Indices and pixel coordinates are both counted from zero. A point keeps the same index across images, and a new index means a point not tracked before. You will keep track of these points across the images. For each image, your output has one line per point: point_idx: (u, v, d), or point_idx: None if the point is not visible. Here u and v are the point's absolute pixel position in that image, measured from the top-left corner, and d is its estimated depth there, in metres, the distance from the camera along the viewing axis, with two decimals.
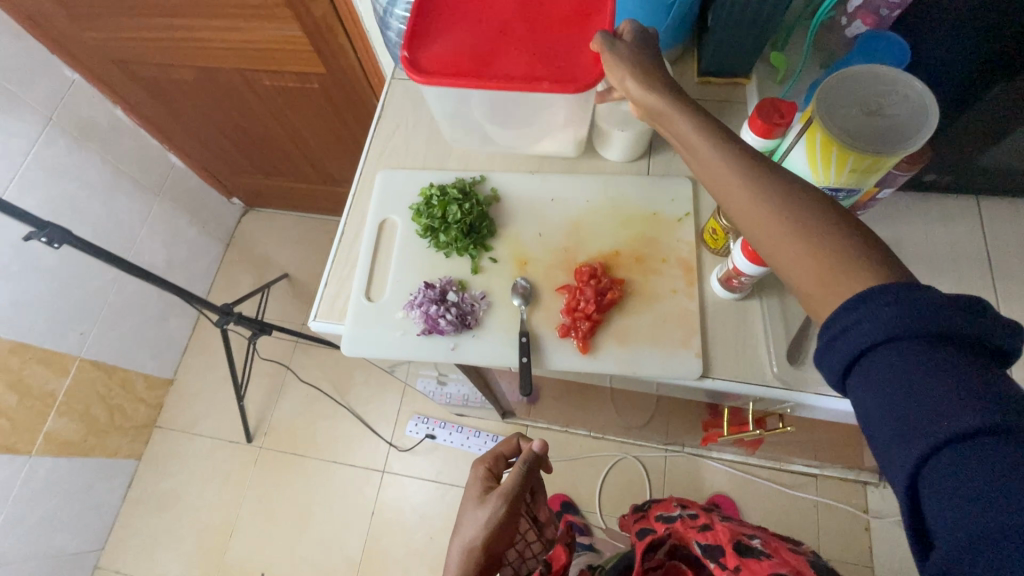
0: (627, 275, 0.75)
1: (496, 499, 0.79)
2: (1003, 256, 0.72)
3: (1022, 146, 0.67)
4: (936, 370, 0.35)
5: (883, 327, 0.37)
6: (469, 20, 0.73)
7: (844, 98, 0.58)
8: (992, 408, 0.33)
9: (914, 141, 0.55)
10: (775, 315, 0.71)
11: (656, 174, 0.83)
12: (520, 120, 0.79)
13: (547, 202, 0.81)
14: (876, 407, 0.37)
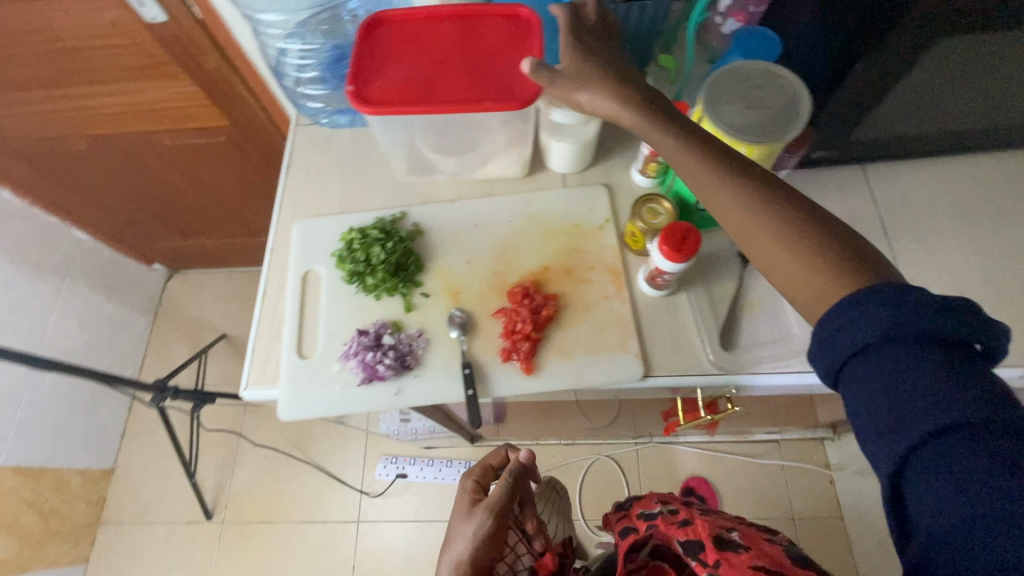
0: (559, 289, 0.76)
1: (482, 511, 0.77)
2: (892, 217, 0.79)
3: (892, 118, 0.73)
4: (924, 370, 0.37)
5: (873, 330, 0.39)
6: (403, 48, 0.70)
7: (728, 91, 0.62)
8: (973, 408, 0.35)
9: (792, 127, 0.59)
10: (702, 305, 0.74)
11: (572, 186, 0.84)
12: (463, 145, 0.80)
13: (471, 228, 0.81)
14: (862, 406, 0.39)
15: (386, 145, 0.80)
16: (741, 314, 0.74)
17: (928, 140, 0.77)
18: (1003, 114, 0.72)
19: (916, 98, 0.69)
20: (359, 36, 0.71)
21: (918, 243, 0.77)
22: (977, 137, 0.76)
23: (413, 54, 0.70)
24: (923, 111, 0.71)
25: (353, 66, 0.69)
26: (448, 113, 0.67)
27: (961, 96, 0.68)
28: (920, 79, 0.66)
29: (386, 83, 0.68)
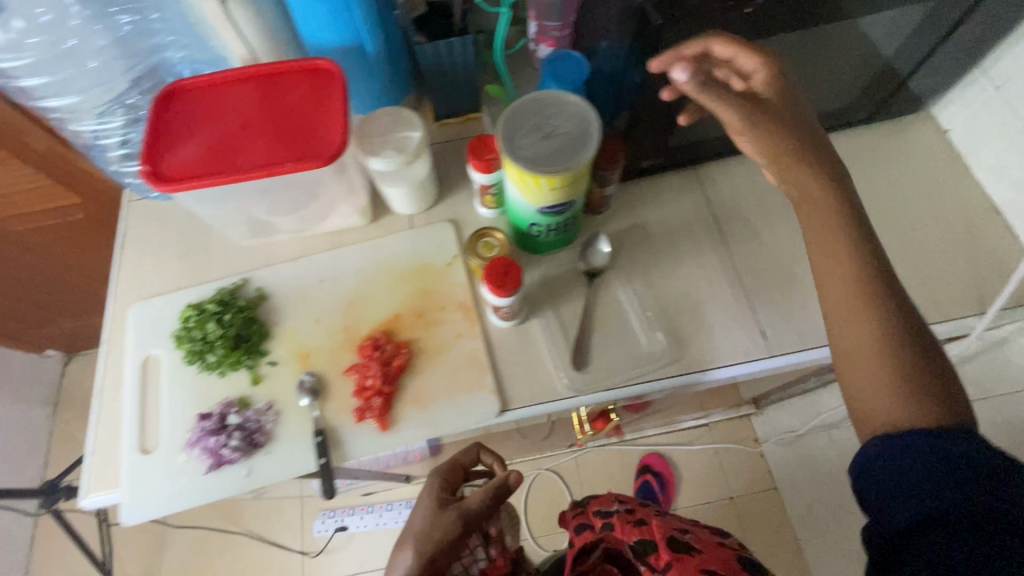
0: (411, 335, 0.75)
1: (451, 519, 0.68)
2: (727, 214, 0.81)
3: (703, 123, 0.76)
4: (971, 483, 0.43)
5: (928, 454, 0.45)
6: (200, 115, 0.68)
7: (524, 120, 0.62)
8: (994, 528, 0.41)
9: (574, 155, 0.59)
10: (553, 330, 0.74)
11: (418, 226, 0.83)
12: (293, 203, 0.77)
13: (317, 284, 0.78)
14: (907, 483, 0.45)
15: (212, 214, 0.77)
16: (593, 332, 0.74)
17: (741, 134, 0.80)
18: (789, 100, 0.77)
19: (709, 101, 0.71)
20: (154, 107, 0.68)
21: (752, 235, 0.80)
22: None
23: (211, 120, 0.67)
24: (721, 110, 0.74)
25: (147, 141, 0.66)
26: (252, 180, 0.65)
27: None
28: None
29: (183, 156, 0.65)
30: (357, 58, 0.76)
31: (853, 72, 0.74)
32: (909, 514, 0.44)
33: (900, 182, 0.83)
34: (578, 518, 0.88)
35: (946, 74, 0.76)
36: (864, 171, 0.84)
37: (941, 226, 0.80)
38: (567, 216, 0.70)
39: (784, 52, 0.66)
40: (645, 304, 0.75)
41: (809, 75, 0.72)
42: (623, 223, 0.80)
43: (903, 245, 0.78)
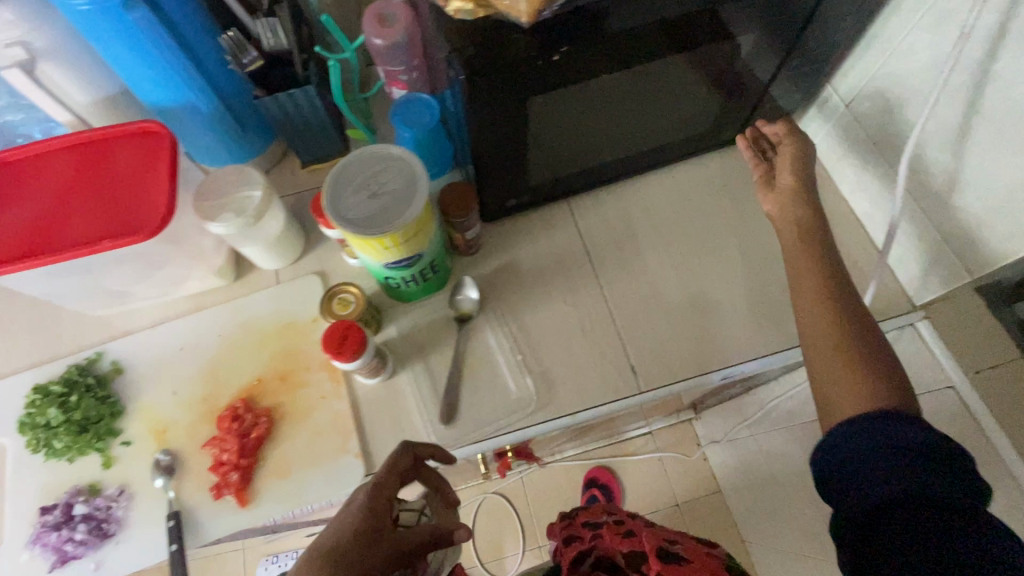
0: (274, 400, 0.72)
1: (385, 553, 0.47)
2: (599, 246, 0.80)
3: (556, 163, 0.74)
4: (926, 465, 0.44)
5: (905, 442, 0.45)
6: (17, 193, 0.64)
7: (352, 174, 0.59)
8: (944, 503, 0.42)
9: (394, 223, 0.57)
10: (422, 382, 0.72)
11: (286, 281, 0.79)
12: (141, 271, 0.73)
13: (177, 352, 0.75)
14: (860, 462, 0.47)
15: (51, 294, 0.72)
16: (463, 382, 0.72)
17: (602, 161, 0.78)
18: (647, 124, 0.75)
19: (558, 134, 0.69)
20: None
21: (621, 268, 0.79)
22: (640, 147, 0.78)
23: (29, 198, 0.63)
24: (575, 141, 0.72)
25: None
26: (70, 261, 0.61)
27: (596, 120, 0.69)
28: (548, 120, 0.65)
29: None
30: (195, 116, 0.72)
31: (707, 97, 0.73)
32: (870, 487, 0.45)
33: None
34: (566, 532, 0.76)
35: (801, 92, 0.76)
36: (735, 190, 0.83)
37: None
38: (418, 268, 0.67)
39: (624, 84, 0.64)
40: (515, 346, 0.74)
41: (659, 101, 0.70)
42: (494, 264, 0.79)
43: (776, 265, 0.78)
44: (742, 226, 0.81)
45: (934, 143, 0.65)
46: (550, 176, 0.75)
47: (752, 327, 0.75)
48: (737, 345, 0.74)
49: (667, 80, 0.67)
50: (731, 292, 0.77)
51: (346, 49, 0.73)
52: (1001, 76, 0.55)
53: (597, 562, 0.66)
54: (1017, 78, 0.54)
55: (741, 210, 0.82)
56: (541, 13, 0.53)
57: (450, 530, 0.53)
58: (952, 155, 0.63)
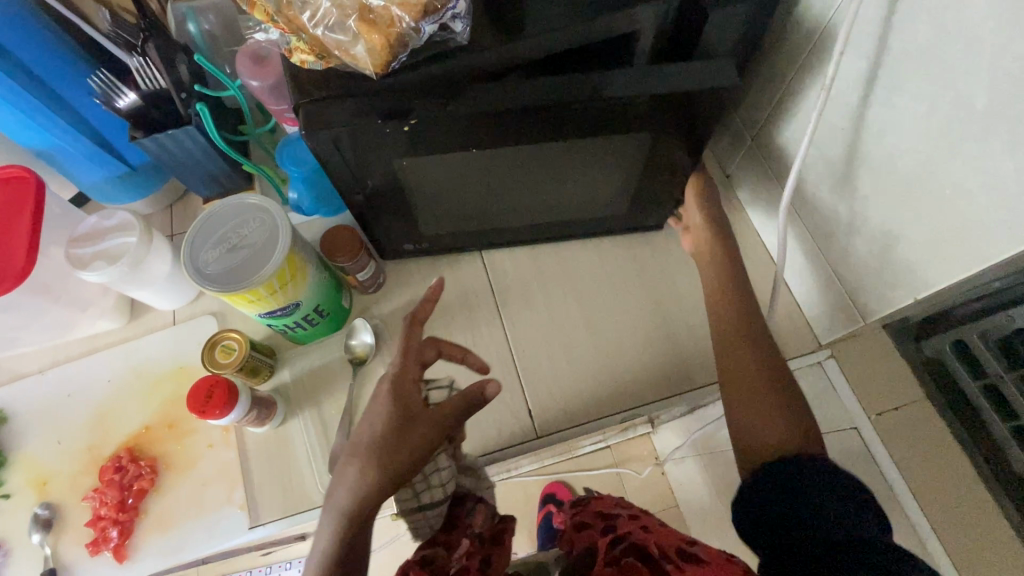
0: (160, 449, 0.70)
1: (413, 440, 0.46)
2: (505, 283, 0.78)
3: (455, 221, 0.70)
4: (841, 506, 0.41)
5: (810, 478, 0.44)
6: None
7: (216, 230, 0.58)
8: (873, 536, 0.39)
9: (252, 277, 0.55)
10: (314, 430, 0.70)
11: (181, 321, 0.77)
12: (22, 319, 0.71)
13: (64, 399, 0.73)
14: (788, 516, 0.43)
15: None
16: None
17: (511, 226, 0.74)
18: (556, 203, 0.69)
19: (440, 196, 0.65)
20: None
21: (527, 306, 0.77)
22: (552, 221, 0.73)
23: None
24: (478, 207, 0.68)
25: None
26: None
27: (489, 190, 0.65)
28: (429, 180, 0.61)
29: None
30: (70, 155, 0.70)
31: (620, 189, 0.68)
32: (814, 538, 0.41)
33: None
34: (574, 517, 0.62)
35: None
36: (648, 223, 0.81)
37: None
38: (296, 316, 0.65)
39: (513, 164, 0.59)
40: None
41: (563, 183, 0.65)
42: (396, 303, 0.77)
43: (683, 303, 0.76)
44: (654, 262, 0.79)
45: (826, 187, 0.64)
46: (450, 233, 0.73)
47: (654, 369, 0.74)
48: (640, 387, 0.73)
49: (568, 166, 0.61)
50: (636, 331, 0.75)
51: (229, 87, 0.70)
52: (874, 125, 0.54)
53: (629, 547, 0.51)
54: (889, 129, 0.52)
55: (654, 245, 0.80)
56: (390, 64, 0.50)
57: (480, 387, 0.49)
58: (840, 200, 0.62)
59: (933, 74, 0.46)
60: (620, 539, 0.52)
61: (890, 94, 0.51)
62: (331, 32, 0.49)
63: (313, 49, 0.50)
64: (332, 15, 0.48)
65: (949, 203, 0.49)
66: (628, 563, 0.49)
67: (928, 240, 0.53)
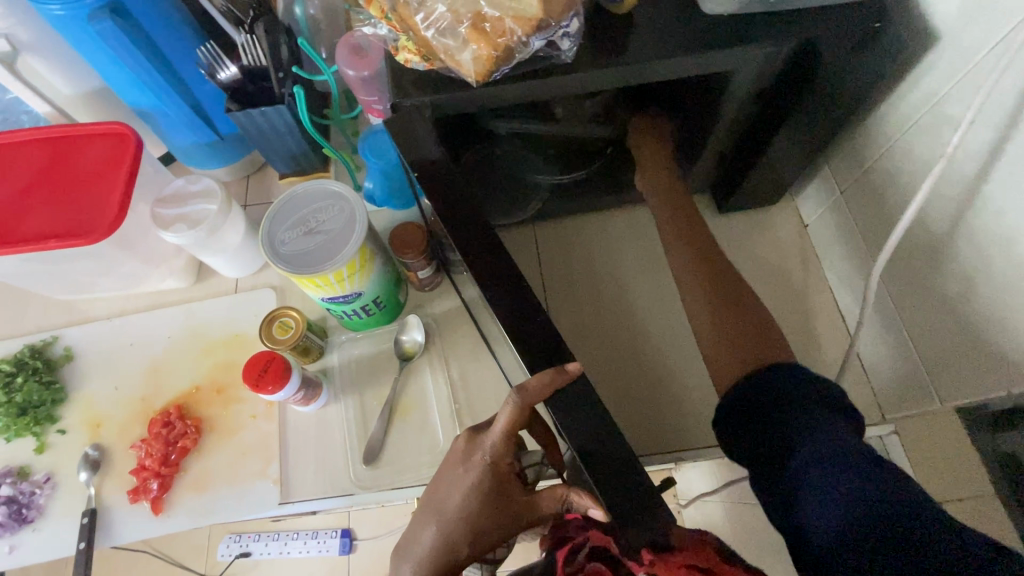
0: (206, 411, 0.72)
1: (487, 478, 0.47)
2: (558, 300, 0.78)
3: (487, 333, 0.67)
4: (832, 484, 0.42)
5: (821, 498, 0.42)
6: None
7: (295, 211, 0.59)
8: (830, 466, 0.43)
9: (325, 264, 0.56)
10: (354, 418, 0.71)
11: (244, 290, 0.79)
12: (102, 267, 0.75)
13: (126, 347, 0.76)
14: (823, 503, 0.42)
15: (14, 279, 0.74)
16: (392, 426, 0.70)
17: (583, 313, 0.78)
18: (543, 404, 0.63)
19: (483, 311, 0.65)
20: None
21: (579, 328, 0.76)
22: (612, 373, 0.74)
23: None
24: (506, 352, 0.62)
25: None
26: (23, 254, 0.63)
27: (510, 368, 0.62)
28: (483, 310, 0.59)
29: None
30: (168, 117, 0.73)
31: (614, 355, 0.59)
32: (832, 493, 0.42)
33: (753, 284, 0.78)
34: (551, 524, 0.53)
35: (794, 172, 0.71)
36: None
37: (783, 329, 0.75)
38: (355, 305, 0.65)
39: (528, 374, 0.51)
40: (454, 393, 0.72)
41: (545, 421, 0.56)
42: (450, 305, 0.77)
43: None
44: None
45: (920, 254, 0.60)
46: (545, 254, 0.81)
47: (702, 412, 0.71)
48: (682, 433, 0.70)
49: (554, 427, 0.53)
50: (688, 371, 0.73)
51: (324, 72, 0.72)
52: (989, 201, 0.50)
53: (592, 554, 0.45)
54: (1008, 206, 0.49)
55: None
56: (491, 74, 0.51)
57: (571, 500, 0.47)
58: (936, 270, 0.58)
59: None
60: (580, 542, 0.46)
61: (1016, 170, 0.47)
62: (441, 36, 0.49)
63: (419, 50, 0.51)
64: (445, 19, 0.48)
65: None
66: (593, 569, 0.44)
67: None
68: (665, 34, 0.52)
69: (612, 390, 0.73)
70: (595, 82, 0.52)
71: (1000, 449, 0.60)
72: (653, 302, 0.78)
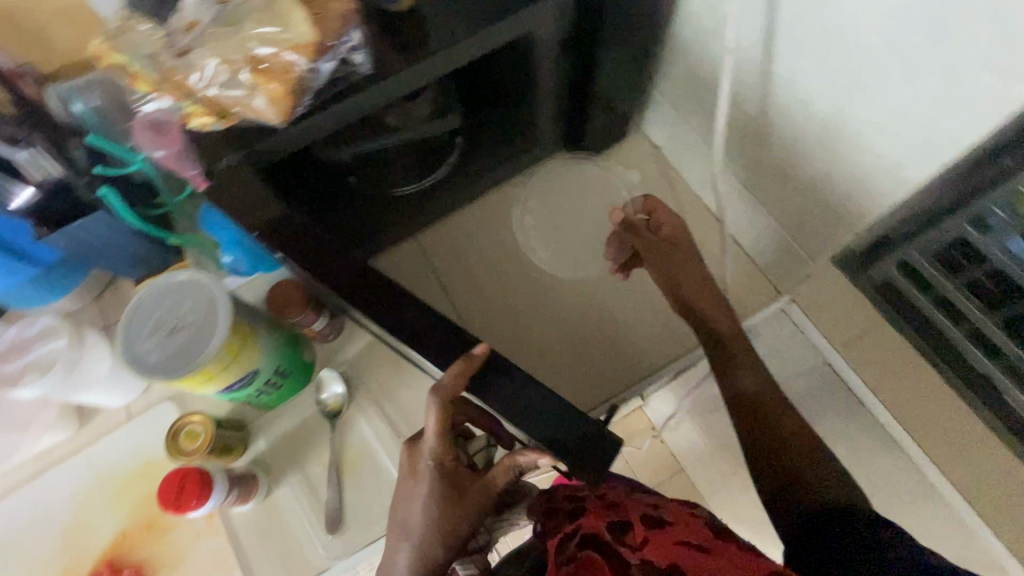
0: (143, 553, 0.66)
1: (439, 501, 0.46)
2: (460, 295, 0.81)
3: None
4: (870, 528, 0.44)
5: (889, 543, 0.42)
6: None
7: (146, 317, 0.54)
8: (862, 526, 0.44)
9: (204, 356, 0.52)
10: (302, 492, 0.68)
11: (136, 413, 0.72)
12: None
13: (24, 527, 0.67)
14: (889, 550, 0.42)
15: None
16: (345, 485, 0.68)
17: (489, 295, 0.81)
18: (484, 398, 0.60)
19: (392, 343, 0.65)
20: None
21: (491, 316, 0.80)
22: (535, 341, 0.78)
23: None
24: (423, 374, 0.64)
25: None
26: None
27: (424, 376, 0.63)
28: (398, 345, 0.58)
29: None
30: None
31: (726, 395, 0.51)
32: (873, 527, 0.44)
33: None
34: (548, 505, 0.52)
35: (625, 104, 0.75)
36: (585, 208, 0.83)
37: None
38: (255, 385, 0.62)
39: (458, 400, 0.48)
40: (393, 427, 0.70)
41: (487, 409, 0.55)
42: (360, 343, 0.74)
43: None
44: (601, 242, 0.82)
45: (749, 140, 0.66)
46: (436, 263, 0.82)
47: (619, 343, 0.78)
48: (613, 371, 0.77)
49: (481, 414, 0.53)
50: None
51: (131, 162, 0.65)
52: (781, 76, 0.56)
53: (584, 541, 0.44)
54: (793, 76, 0.54)
55: (601, 230, 0.82)
56: (295, 110, 0.49)
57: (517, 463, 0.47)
58: (764, 148, 0.64)
59: (833, 20, 0.47)
60: (571, 532, 0.46)
61: (789, 45, 0.53)
62: (225, 90, 0.47)
63: (209, 110, 0.48)
64: (222, 73, 0.46)
65: (867, 139, 0.52)
66: (585, 556, 0.43)
67: (855, 170, 0.55)
68: (455, 16, 0.53)
69: (533, 357, 0.78)
70: (405, 84, 0.52)
71: (878, 281, 0.65)
72: (555, 264, 0.82)
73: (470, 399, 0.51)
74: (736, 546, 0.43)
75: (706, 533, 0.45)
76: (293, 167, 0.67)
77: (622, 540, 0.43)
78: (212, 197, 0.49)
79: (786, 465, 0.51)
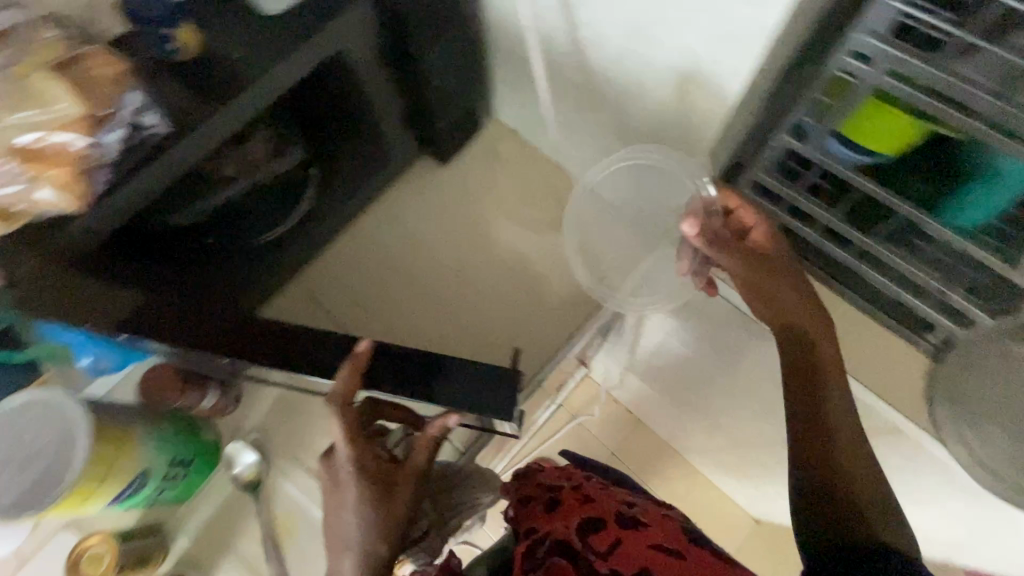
0: None
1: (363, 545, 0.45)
2: (347, 305, 0.79)
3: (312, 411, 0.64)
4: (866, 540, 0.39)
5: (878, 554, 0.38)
6: None
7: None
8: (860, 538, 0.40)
9: (66, 478, 0.49)
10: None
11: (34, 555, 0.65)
12: None
13: None
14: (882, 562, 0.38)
15: None
16: (286, 554, 0.65)
17: (376, 290, 0.80)
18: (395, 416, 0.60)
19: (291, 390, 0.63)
20: None
21: (385, 312, 0.79)
22: (433, 321, 0.79)
23: None
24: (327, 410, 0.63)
25: None
26: None
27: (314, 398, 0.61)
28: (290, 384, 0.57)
29: None
30: None
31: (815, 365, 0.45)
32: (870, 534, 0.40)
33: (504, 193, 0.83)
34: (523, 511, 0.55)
35: (465, 99, 0.76)
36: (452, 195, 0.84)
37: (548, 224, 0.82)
38: (150, 487, 0.58)
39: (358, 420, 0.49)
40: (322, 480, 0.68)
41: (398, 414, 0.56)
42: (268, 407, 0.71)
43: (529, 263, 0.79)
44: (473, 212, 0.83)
45: (582, 107, 0.69)
46: (324, 303, 0.79)
47: (515, 302, 0.79)
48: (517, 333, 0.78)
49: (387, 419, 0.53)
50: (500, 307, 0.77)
51: None
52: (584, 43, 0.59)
53: (554, 544, 0.47)
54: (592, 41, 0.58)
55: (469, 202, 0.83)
56: (91, 191, 0.47)
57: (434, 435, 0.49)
58: (597, 111, 0.67)
59: None
60: (543, 537, 0.49)
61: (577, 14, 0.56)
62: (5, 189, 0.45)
63: None
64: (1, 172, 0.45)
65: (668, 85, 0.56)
66: (553, 561, 0.45)
67: (673, 114, 0.59)
68: (245, 52, 0.51)
69: (434, 335, 0.78)
70: (212, 132, 0.50)
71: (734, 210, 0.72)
72: (435, 242, 0.82)
73: (376, 398, 0.51)
74: (704, 551, 0.47)
75: (680, 537, 0.48)
76: (132, 238, 0.59)
77: (591, 544, 0.46)
78: (37, 309, 0.48)
79: (835, 483, 0.43)
